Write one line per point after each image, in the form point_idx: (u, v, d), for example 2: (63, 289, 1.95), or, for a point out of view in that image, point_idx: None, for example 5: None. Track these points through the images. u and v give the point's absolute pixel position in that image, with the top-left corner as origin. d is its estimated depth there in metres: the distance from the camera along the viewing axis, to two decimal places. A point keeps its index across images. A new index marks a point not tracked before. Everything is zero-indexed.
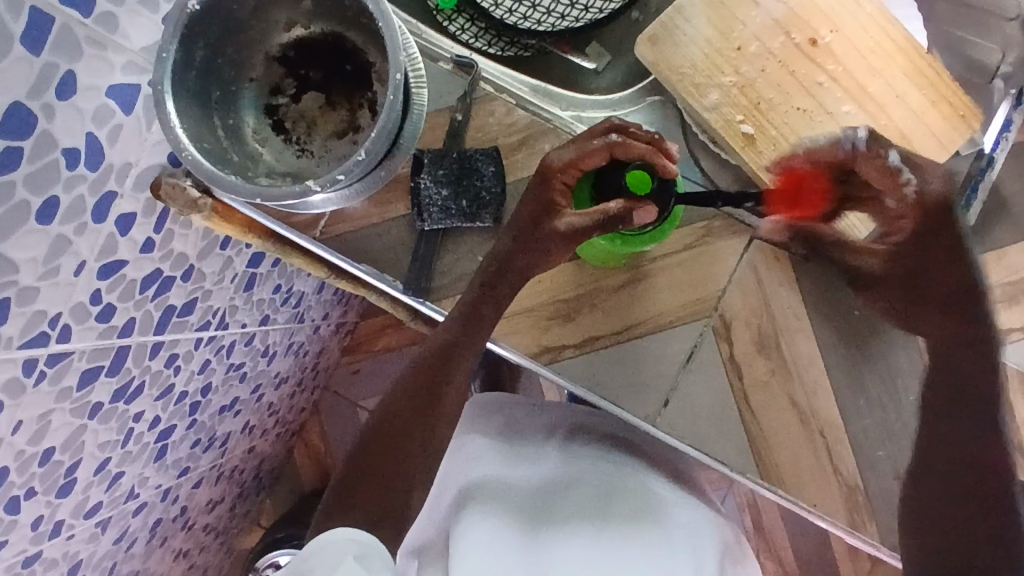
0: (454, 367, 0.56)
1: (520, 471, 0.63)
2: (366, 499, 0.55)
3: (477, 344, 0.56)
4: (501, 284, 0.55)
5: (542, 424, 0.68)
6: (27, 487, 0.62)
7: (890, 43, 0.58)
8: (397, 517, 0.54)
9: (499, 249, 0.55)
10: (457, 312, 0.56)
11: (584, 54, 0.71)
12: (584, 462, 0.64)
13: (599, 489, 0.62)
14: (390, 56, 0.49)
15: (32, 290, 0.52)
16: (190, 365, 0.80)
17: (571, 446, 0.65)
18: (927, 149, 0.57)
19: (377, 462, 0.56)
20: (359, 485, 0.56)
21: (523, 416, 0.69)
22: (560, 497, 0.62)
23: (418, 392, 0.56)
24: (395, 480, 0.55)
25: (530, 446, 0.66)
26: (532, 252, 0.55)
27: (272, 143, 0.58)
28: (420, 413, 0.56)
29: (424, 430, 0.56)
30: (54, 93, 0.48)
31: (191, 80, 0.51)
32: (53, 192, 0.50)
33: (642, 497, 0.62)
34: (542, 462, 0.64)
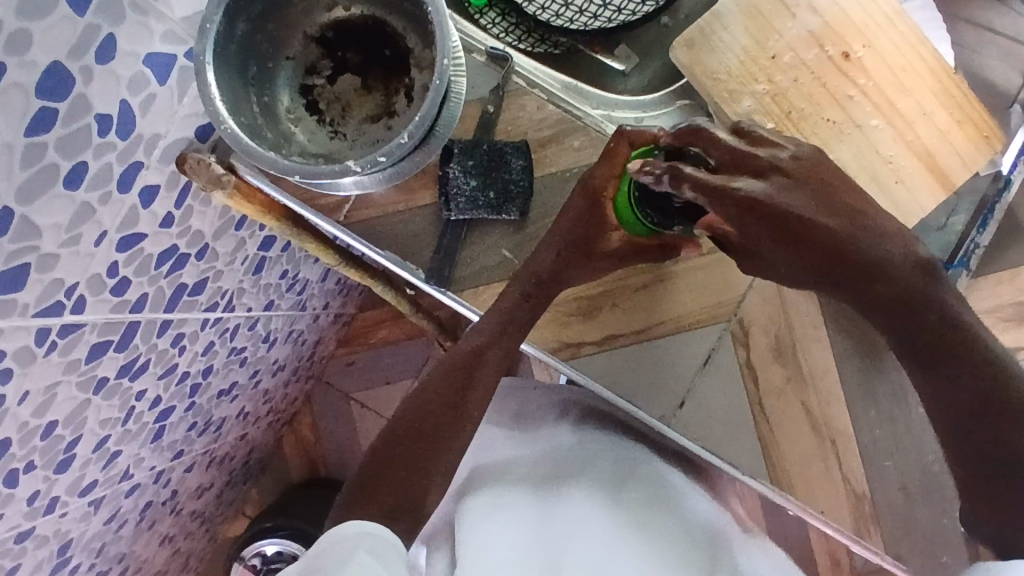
0: (487, 364, 0.58)
1: (535, 451, 0.63)
2: (387, 495, 0.53)
3: (511, 345, 0.58)
4: (541, 294, 0.58)
5: (554, 402, 0.68)
6: (27, 461, 0.60)
7: (921, 64, 0.59)
8: (411, 513, 0.53)
9: (539, 263, 0.57)
10: (494, 314, 0.58)
11: (613, 55, 0.72)
12: (598, 444, 0.64)
13: (616, 473, 0.61)
14: (439, 43, 0.49)
15: (53, 257, 0.51)
16: (195, 345, 0.79)
17: (585, 429, 0.65)
18: (952, 168, 0.59)
19: (399, 452, 0.55)
20: (378, 478, 0.54)
21: (533, 395, 0.70)
22: (574, 470, 0.61)
23: (446, 386, 0.57)
24: (417, 470, 0.54)
25: (544, 429, 0.65)
26: (579, 267, 0.58)
27: (305, 123, 0.57)
28: (449, 406, 0.56)
29: (451, 422, 0.56)
30: (94, 56, 0.47)
31: (232, 54, 0.51)
32: (82, 157, 0.49)
33: (655, 485, 0.61)
34: (555, 442, 0.64)
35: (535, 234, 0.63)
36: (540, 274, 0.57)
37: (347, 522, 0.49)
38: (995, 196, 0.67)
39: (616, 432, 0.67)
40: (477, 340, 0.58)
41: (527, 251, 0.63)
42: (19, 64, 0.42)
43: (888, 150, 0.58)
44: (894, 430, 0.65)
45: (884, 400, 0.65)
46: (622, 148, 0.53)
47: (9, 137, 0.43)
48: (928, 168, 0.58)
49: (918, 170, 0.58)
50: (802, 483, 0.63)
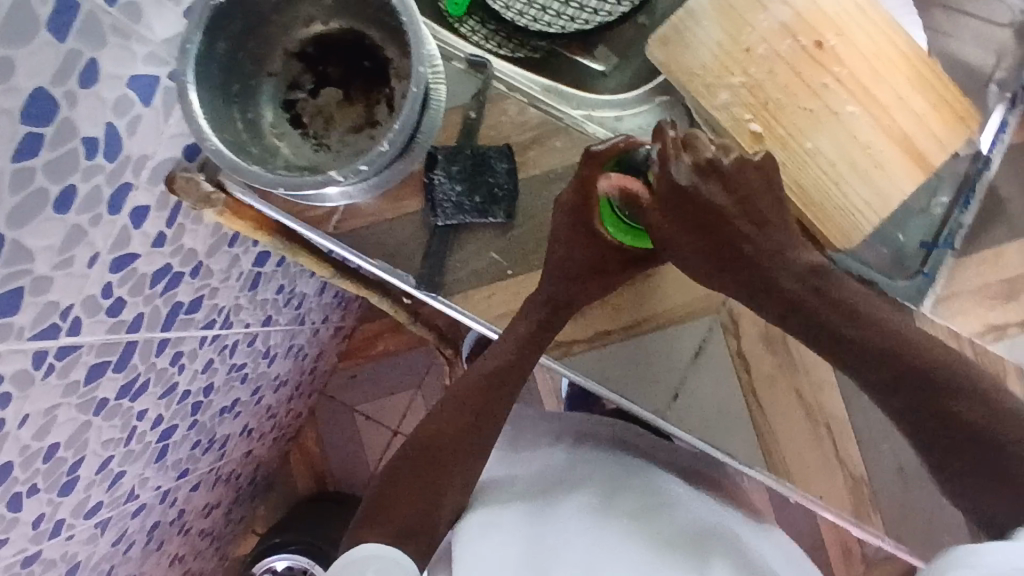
0: (500, 391, 0.60)
1: (530, 470, 0.63)
2: (398, 515, 0.55)
3: (525, 368, 0.60)
4: (555, 320, 0.59)
5: (550, 430, 0.68)
6: (30, 483, 0.61)
7: (893, 50, 0.60)
8: (426, 533, 0.55)
9: (547, 285, 0.59)
10: (513, 338, 0.59)
11: (592, 56, 0.73)
12: (590, 463, 0.64)
13: (605, 486, 0.61)
14: (414, 52, 0.50)
15: (47, 280, 0.52)
16: (194, 364, 0.80)
17: (578, 448, 0.66)
18: (930, 150, 0.60)
19: (413, 473, 0.57)
20: (394, 497, 0.56)
21: (527, 427, 0.69)
22: (566, 484, 0.61)
23: (462, 411, 0.59)
24: (428, 492, 0.56)
25: (536, 451, 0.66)
26: (584, 288, 0.59)
27: (290, 137, 0.58)
28: (463, 432, 0.59)
29: (464, 449, 0.58)
30: (77, 81, 0.48)
31: (214, 72, 0.52)
32: (71, 180, 0.50)
33: (648, 493, 0.61)
34: (549, 462, 0.64)
35: (521, 236, 0.64)
36: (558, 296, 0.58)
37: (359, 547, 0.51)
38: (976, 175, 0.67)
39: (613, 449, 0.67)
40: (494, 366, 0.59)
41: (515, 254, 0.64)
42: (4, 90, 0.43)
43: (867, 137, 0.59)
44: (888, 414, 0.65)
45: None
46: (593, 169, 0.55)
47: None
48: (907, 153, 0.59)
49: (897, 155, 0.59)
50: (799, 471, 0.63)
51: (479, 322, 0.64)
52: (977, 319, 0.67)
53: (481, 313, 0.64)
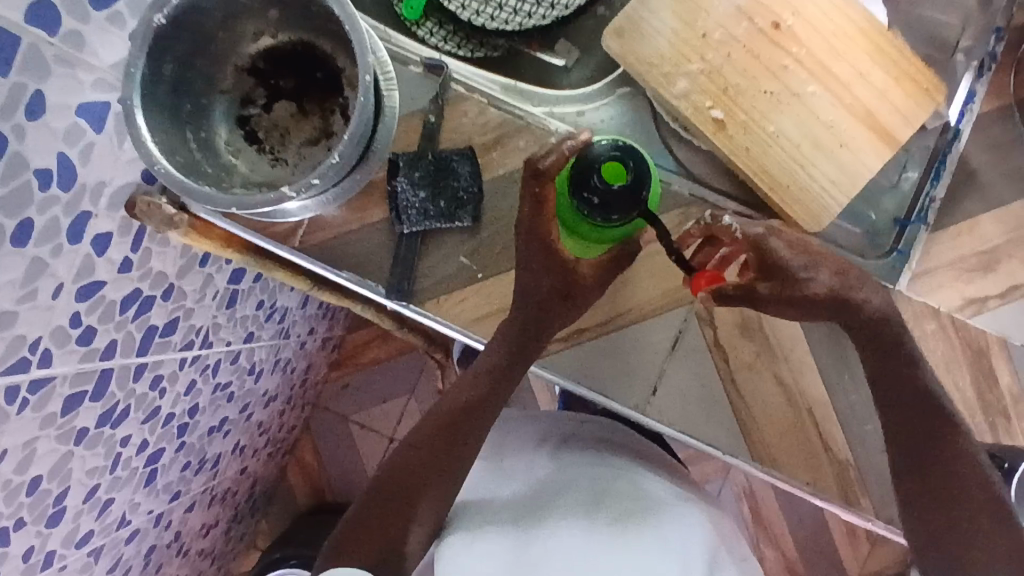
0: (477, 414, 0.57)
1: (513, 480, 0.63)
2: (370, 542, 0.52)
3: (500, 396, 0.58)
4: (531, 348, 0.58)
5: (535, 435, 0.68)
6: (15, 517, 0.61)
7: (851, 26, 0.59)
8: (397, 562, 0.52)
9: (526, 290, 0.56)
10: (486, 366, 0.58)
11: (552, 51, 0.72)
12: (574, 469, 0.63)
13: (589, 493, 0.60)
14: (359, 58, 0.49)
15: (12, 314, 0.51)
16: (175, 386, 0.79)
17: (562, 454, 0.65)
18: (895, 125, 0.59)
19: (381, 502, 0.55)
20: (363, 529, 0.53)
21: (512, 436, 0.69)
22: (550, 495, 0.60)
23: (438, 431, 0.57)
24: (398, 517, 0.53)
25: (520, 459, 0.65)
26: (563, 314, 0.58)
27: (246, 154, 0.58)
28: (437, 457, 0.56)
29: (441, 473, 0.55)
30: (24, 113, 0.47)
31: (162, 94, 0.51)
32: (27, 213, 0.50)
33: (631, 497, 0.60)
34: (531, 473, 0.63)
35: (489, 238, 0.63)
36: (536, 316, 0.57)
37: (330, 574, 0.47)
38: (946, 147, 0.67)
39: (598, 450, 0.66)
40: (470, 387, 0.58)
41: (484, 257, 0.63)
42: None
43: (829, 116, 0.59)
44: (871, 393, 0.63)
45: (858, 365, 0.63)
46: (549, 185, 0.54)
47: None
48: (872, 130, 0.59)
49: (861, 133, 0.59)
50: (784, 456, 0.62)
51: (452, 327, 0.63)
52: (954, 293, 0.67)
53: (453, 318, 0.63)
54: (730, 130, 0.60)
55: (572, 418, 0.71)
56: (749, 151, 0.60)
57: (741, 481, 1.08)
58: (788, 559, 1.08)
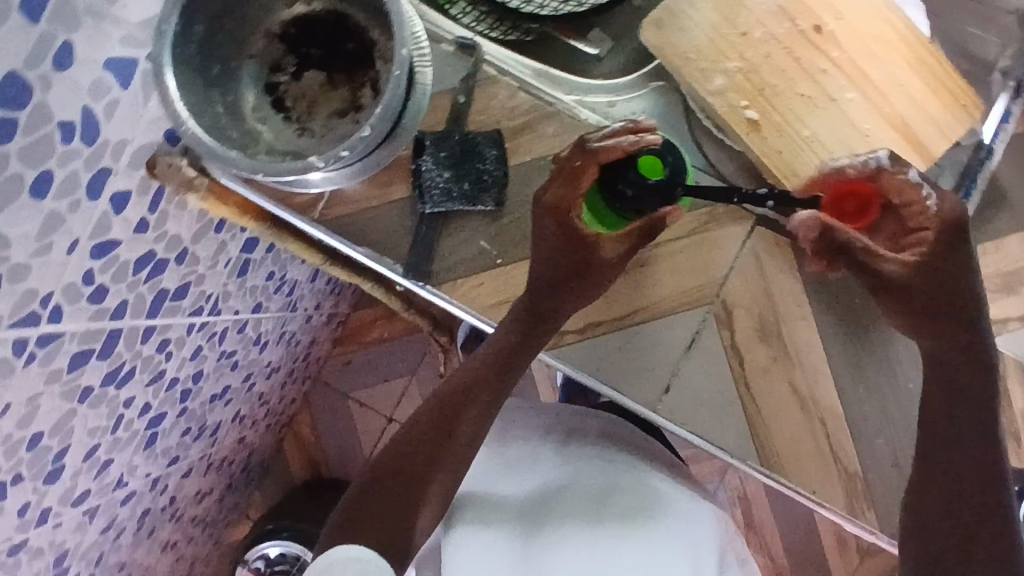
0: (478, 399, 0.55)
1: (516, 474, 0.62)
2: (369, 529, 0.51)
3: (504, 381, 0.56)
4: (540, 331, 0.56)
5: (539, 424, 0.65)
6: (13, 472, 0.60)
7: (891, 32, 0.58)
8: (403, 548, 0.51)
9: (546, 271, 0.54)
10: (492, 350, 0.56)
11: (585, 39, 0.70)
12: (582, 466, 0.61)
13: (597, 495, 0.60)
14: (397, 32, 0.49)
15: (25, 267, 0.51)
16: (182, 351, 0.79)
17: (567, 447, 0.63)
18: (930, 139, 0.58)
19: (385, 486, 0.54)
20: (367, 512, 0.52)
21: (515, 421, 0.66)
22: (560, 495, 0.59)
23: (439, 416, 0.55)
24: (404, 503, 0.53)
25: (526, 447, 0.63)
26: (580, 297, 0.55)
27: (272, 121, 0.57)
28: (438, 441, 0.54)
29: (442, 460, 0.54)
30: (51, 64, 0.47)
31: (192, 54, 0.50)
32: (47, 166, 0.49)
33: (638, 497, 0.60)
34: (537, 467, 0.62)
35: (511, 224, 0.62)
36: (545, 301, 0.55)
37: (336, 548, 0.48)
38: (978, 165, 0.65)
39: (603, 443, 0.64)
40: (473, 373, 0.56)
41: (505, 242, 0.62)
42: None
43: (863, 120, 0.57)
44: (885, 407, 0.63)
45: (874, 377, 0.63)
46: (591, 164, 0.50)
47: None
48: (907, 139, 0.57)
49: (895, 141, 0.57)
50: (792, 464, 0.62)
51: (468, 311, 0.62)
52: None
53: (470, 302, 0.62)
54: (766, 132, 0.58)
55: (574, 408, 0.69)
56: (780, 155, 0.58)
57: (737, 485, 1.08)
58: (779, 566, 1.08)
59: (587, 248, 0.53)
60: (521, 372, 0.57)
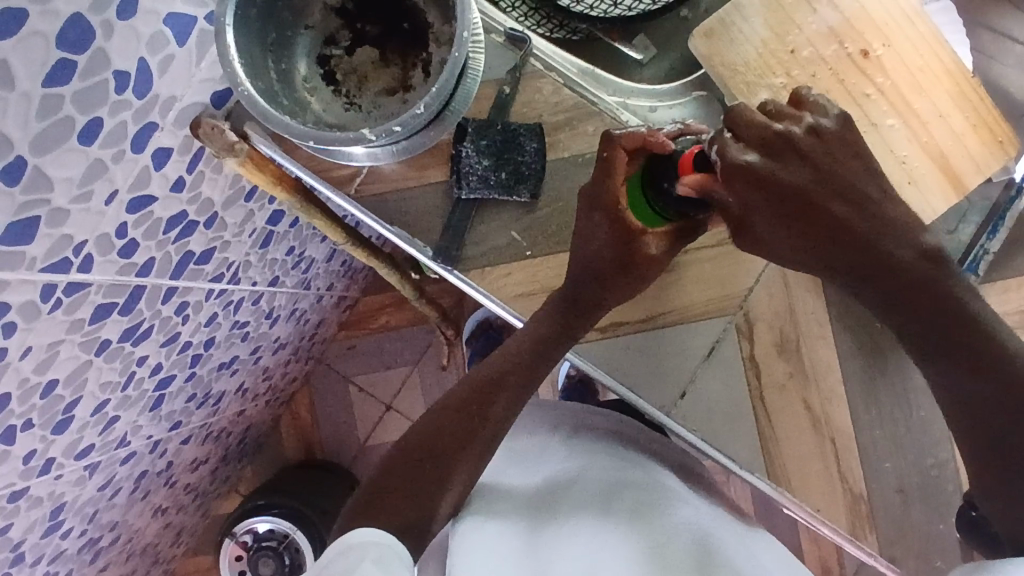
0: (507, 389, 0.58)
1: (525, 464, 0.65)
2: (396, 507, 0.52)
3: (536, 368, 0.58)
4: (579, 323, 0.58)
5: (547, 421, 0.68)
6: (25, 418, 0.60)
7: (938, 65, 0.59)
8: (422, 529, 0.52)
9: (590, 262, 0.56)
10: (529, 338, 0.58)
11: (630, 45, 0.72)
12: (590, 459, 0.64)
13: (605, 483, 0.61)
14: (461, 15, 0.50)
15: (63, 213, 0.51)
16: (199, 315, 0.79)
17: (577, 442, 0.66)
18: (965, 171, 0.59)
19: (411, 465, 0.55)
20: (392, 491, 0.53)
21: (525, 420, 0.69)
22: (568, 483, 0.61)
23: (472, 398, 0.57)
24: (429, 482, 0.54)
25: (535, 446, 0.66)
26: (620, 291, 0.57)
27: (321, 93, 0.57)
28: (467, 423, 0.56)
29: (469, 445, 0.55)
30: (115, 12, 0.47)
31: (253, 18, 0.51)
32: (98, 113, 0.49)
33: (647, 490, 0.60)
34: (546, 460, 0.64)
35: (544, 218, 0.62)
36: (580, 298, 0.57)
37: (355, 531, 0.49)
38: (1007, 204, 0.66)
39: (611, 443, 0.66)
40: (503, 364, 0.58)
41: (536, 235, 0.62)
42: (42, 13, 0.42)
43: (904, 149, 0.58)
44: (895, 432, 0.63)
45: (885, 402, 0.63)
46: (618, 154, 0.51)
47: (27, 86, 0.43)
48: (942, 170, 0.58)
49: (931, 171, 0.58)
50: (799, 481, 0.62)
51: (491, 299, 0.63)
52: None
53: (495, 291, 0.63)
54: None
55: (582, 407, 0.71)
56: None
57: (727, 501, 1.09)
58: None
59: (636, 242, 0.55)
60: (553, 364, 0.59)
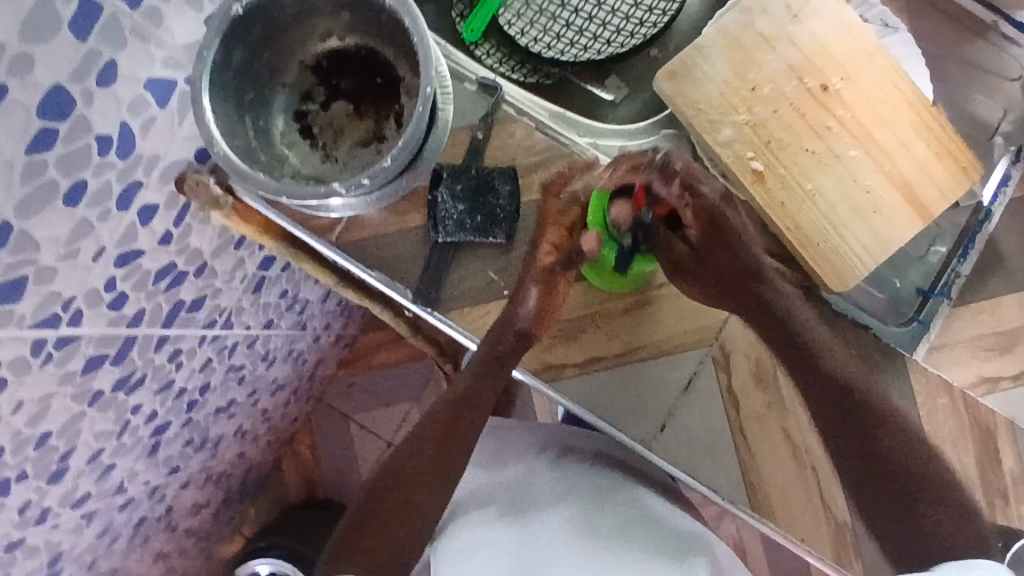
0: (470, 415, 0.62)
1: (507, 482, 0.65)
2: (371, 547, 0.54)
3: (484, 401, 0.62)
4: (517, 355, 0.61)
5: (534, 443, 0.69)
6: (19, 469, 0.61)
7: (898, 96, 0.61)
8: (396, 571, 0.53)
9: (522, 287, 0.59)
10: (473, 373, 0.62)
11: (602, 85, 0.74)
12: (574, 477, 0.65)
13: (591, 499, 0.62)
14: (424, 71, 0.52)
15: (51, 270, 0.53)
16: (192, 361, 0.80)
17: (563, 462, 0.67)
18: (929, 198, 0.61)
19: (383, 504, 0.57)
20: (365, 531, 0.55)
21: (512, 440, 0.70)
22: (554, 497, 0.62)
23: (429, 434, 0.60)
24: (400, 521, 0.56)
25: (522, 464, 0.67)
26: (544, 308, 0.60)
27: (298, 147, 0.60)
28: (429, 461, 0.59)
29: (433, 483, 0.58)
30: (95, 81, 0.49)
31: (228, 80, 0.53)
32: (82, 176, 0.52)
33: (631, 511, 0.62)
34: (533, 475, 0.65)
35: (520, 257, 0.65)
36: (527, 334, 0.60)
37: None
38: (977, 225, 0.70)
39: (599, 465, 0.67)
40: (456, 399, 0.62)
41: (513, 275, 0.65)
42: (22, 85, 0.43)
43: (869, 182, 0.60)
44: None
45: None
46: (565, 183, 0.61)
47: (10, 154, 0.45)
48: (903, 198, 0.60)
49: (896, 201, 0.60)
50: (782, 509, 0.62)
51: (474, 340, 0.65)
52: (969, 370, 0.67)
53: (476, 331, 0.65)
54: (769, 184, 0.61)
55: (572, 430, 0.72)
56: (784, 206, 0.61)
57: (733, 532, 1.07)
58: None
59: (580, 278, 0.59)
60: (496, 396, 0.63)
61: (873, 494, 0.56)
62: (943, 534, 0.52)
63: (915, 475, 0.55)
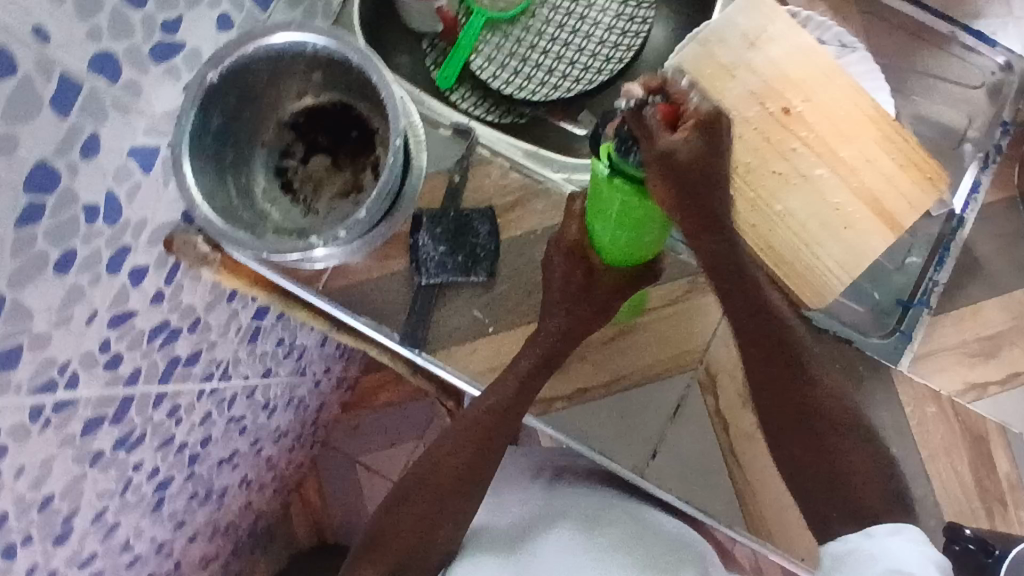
0: (500, 434, 0.64)
1: (507, 508, 0.72)
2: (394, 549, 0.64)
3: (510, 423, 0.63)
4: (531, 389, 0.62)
5: (530, 467, 0.76)
6: (24, 534, 0.62)
7: (859, 113, 0.62)
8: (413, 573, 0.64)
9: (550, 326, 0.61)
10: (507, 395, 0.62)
11: (576, 121, 0.76)
12: (569, 497, 0.72)
13: (584, 518, 0.69)
14: (392, 123, 0.54)
15: (45, 337, 0.54)
16: (192, 415, 0.82)
17: (559, 483, 0.74)
18: (898, 210, 0.62)
19: (409, 514, 0.64)
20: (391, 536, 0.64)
21: (511, 467, 0.77)
22: (549, 518, 0.70)
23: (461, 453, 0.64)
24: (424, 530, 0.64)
25: (521, 490, 0.74)
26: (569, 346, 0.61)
27: (280, 202, 0.63)
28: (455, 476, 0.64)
29: (455, 496, 0.64)
30: (79, 154, 0.51)
31: (207, 144, 0.55)
32: (71, 244, 0.53)
33: (625, 525, 0.68)
34: (530, 498, 0.73)
35: (502, 293, 0.66)
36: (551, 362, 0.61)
37: None
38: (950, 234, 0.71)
39: (591, 486, 0.73)
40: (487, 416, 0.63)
41: (496, 310, 0.66)
42: (7, 163, 0.45)
43: (836, 200, 0.62)
44: None
45: None
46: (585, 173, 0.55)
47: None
48: (871, 212, 0.62)
49: (865, 214, 0.62)
50: (779, 529, 0.62)
51: (463, 378, 0.66)
52: (956, 377, 0.69)
53: (463, 369, 0.66)
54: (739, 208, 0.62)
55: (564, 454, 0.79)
56: (755, 228, 0.62)
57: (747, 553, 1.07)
58: None
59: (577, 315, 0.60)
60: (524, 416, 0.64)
61: (819, 488, 0.58)
62: (872, 508, 0.56)
63: (857, 462, 0.57)
